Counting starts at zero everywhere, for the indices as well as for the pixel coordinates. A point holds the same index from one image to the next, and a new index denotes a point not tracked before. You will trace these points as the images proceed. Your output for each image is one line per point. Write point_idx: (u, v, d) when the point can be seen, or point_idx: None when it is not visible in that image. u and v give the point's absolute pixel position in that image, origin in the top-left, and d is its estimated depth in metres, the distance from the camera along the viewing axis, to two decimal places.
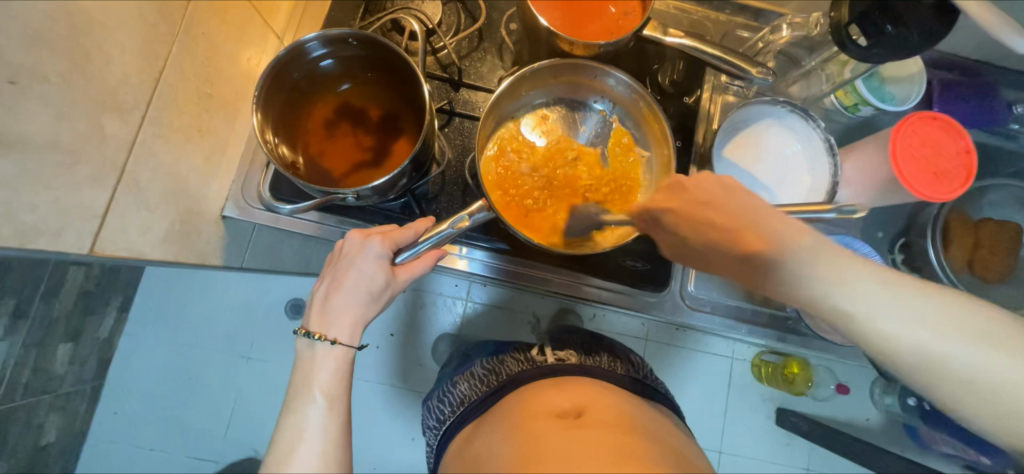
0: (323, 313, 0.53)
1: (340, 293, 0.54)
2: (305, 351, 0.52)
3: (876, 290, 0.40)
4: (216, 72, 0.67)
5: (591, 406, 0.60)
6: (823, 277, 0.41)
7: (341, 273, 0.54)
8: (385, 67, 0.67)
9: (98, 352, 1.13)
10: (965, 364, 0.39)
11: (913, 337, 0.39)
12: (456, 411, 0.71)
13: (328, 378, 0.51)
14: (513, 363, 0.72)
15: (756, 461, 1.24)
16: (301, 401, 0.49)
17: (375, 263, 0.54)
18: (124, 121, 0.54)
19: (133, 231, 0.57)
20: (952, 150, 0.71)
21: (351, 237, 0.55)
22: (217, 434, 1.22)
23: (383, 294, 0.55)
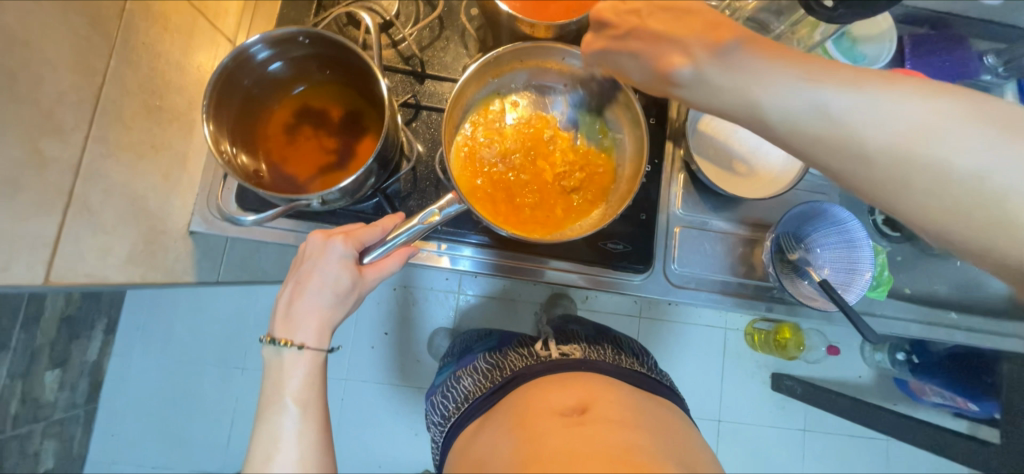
0: (288, 319, 0.52)
1: (305, 296, 0.52)
2: (273, 358, 0.51)
3: (836, 90, 0.38)
4: (164, 83, 0.64)
5: (593, 403, 0.59)
6: (769, 86, 0.40)
7: (305, 276, 0.52)
8: (339, 64, 0.64)
9: (88, 376, 1.12)
10: (940, 149, 0.36)
11: (878, 133, 0.37)
12: (460, 408, 0.70)
13: (299, 385, 0.49)
14: (516, 359, 0.72)
15: (755, 427, 1.26)
16: (274, 410, 0.48)
17: (340, 264, 0.52)
18: (65, 142, 0.51)
19: (90, 256, 0.55)
20: None
21: (313, 238, 0.54)
22: (217, 448, 1.20)
23: (350, 295, 0.54)
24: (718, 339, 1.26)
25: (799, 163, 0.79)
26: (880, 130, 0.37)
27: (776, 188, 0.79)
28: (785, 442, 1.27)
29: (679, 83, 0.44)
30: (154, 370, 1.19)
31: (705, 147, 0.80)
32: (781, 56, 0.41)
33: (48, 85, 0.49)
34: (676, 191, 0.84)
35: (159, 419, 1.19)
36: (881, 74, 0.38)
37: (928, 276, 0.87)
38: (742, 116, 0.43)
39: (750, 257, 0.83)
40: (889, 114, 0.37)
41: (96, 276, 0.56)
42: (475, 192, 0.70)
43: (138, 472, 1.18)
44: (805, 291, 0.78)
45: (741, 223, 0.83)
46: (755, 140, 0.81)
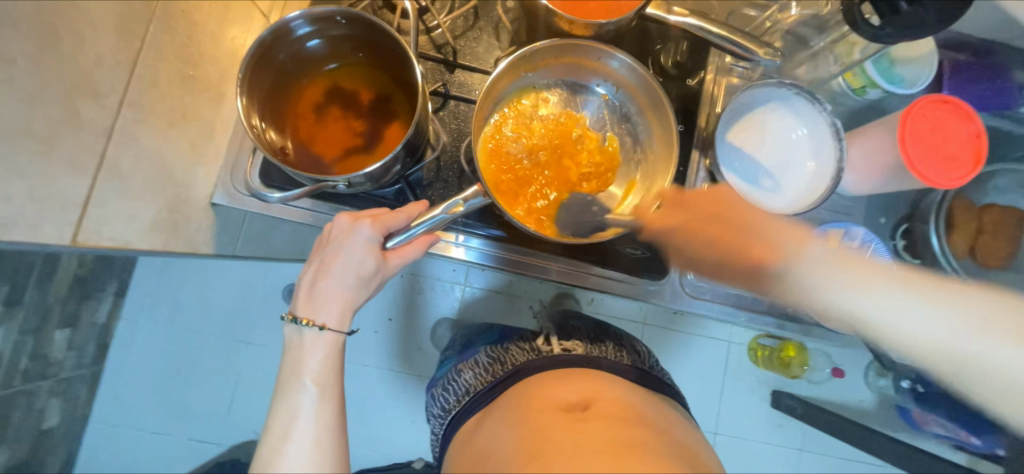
0: (311, 299, 0.52)
1: (327, 278, 0.52)
2: (294, 337, 0.51)
3: (895, 291, 0.48)
4: (198, 53, 0.64)
5: (597, 398, 0.59)
6: (827, 283, 0.52)
7: (330, 257, 0.53)
8: (375, 47, 0.64)
9: (95, 337, 1.14)
10: (974, 352, 0.44)
11: (979, 351, 0.44)
12: (462, 401, 0.70)
13: (318, 365, 0.50)
14: (518, 353, 0.72)
15: (750, 443, 1.26)
16: (292, 388, 0.48)
17: (365, 247, 0.53)
18: (101, 106, 0.51)
19: (118, 220, 0.55)
20: (963, 134, 0.69)
21: (340, 220, 0.54)
22: (217, 419, 1.21)
23: (373, 279, 0.54)
24: (721, 352, 1.25)
25: (826, 182, 0.78)
26: (901, 325, 0.47)
27: (802, 206, 0.78)
28: (779, 461, 1.26)
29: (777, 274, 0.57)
30: (163, 336, 1.21)
31: (732, 157, 0.80)
32: (862, 262, 0.52)
33: (88, 47, 0.50)
34: None
35: (163, 386, 1.21)
36: (947, 288, 0.47)
37: None
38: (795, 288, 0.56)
39: None
40: (946, 323, 0.45)
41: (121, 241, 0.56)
42: (500, 185, 0.69)
43: (138, 436, 1.20)
44: None
45: None
46: (782, 156, 0.80)
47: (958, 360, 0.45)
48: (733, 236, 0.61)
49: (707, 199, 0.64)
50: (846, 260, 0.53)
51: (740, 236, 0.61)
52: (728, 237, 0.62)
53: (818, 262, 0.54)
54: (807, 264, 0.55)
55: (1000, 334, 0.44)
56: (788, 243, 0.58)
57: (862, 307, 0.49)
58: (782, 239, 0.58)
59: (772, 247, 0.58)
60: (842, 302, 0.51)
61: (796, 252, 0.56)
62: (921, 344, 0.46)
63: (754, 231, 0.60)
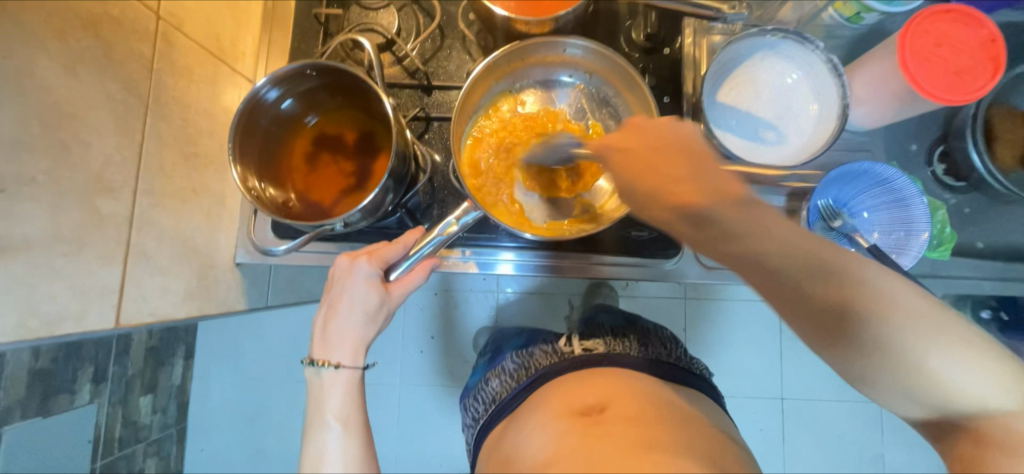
0: (324, 339, 0.55)
1: (338, 318, 0.55)
2: (314, 379, 0.54)
3: (941, 340, 0.40)
4: (196, 131, 0.69)
5: (613, 400, 0.59)
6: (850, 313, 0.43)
7: (335, 298, 0.55)
8: (348, 90, 0.67)
9: (176, 398, 1.26)
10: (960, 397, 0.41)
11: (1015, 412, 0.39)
12: (488, 410, 0.73)
13: (338, 402, 0.53)
14: (541, 357, 0.73)
15: (823, 402, 1.20)
16: (317, 427, 0.52)
17: (366, 284, 0.55)
18: (117, 199, 0.56)
19: (152, 296, 0.61)
20: (974, 42, 0.64)
21: (340, 261, 0.57)
22: (292, 456, 1.29)
23: (380, 313, 0.56)
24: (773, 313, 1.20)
25: (833, 122, 0.74)
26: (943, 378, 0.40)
27: (811, 153, 0.74)
28: (860, 417, 1.19)
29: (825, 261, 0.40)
30: (229, 389, 1.30)
31: (726, 118, 0.76)
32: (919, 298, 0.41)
33: (94, 149, 0.54)
34: None
35: (237, 434, 1.30)
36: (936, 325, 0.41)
37: (1003, 225, 0.78)
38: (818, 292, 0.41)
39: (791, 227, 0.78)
40: (984, 376, 0.40)
41: (157, 314, 0.62)
42: (492, 193, 0.70)
43: None
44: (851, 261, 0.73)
45: (775, 193, 0.78)
46: (781, 105, 0.77)
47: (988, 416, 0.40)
48: (681, 179, 0.44)
49: (648, 141, 0.47)
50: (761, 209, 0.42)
51: (669, 178, 0.44)
52: (773, 261, 0.42)
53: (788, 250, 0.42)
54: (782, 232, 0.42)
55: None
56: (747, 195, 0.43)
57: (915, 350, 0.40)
58: (708, 188, 0.43)
59: (711, 191, 0.43)
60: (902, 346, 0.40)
61: (721, 205, 0.42)
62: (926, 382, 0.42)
63: (688, 167, 0.44)
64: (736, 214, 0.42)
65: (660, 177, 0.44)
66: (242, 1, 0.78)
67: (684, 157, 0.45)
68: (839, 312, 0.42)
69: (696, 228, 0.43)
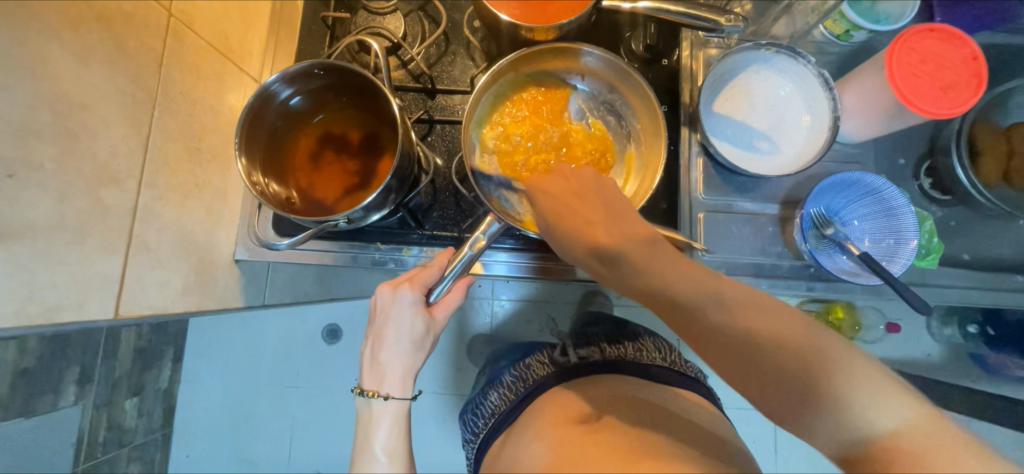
0: (375, 371, 0.55)
1: (386, 349, 0.55)
2: (364, 409, 0.54)
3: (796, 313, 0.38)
4: (201, 127, 0.70)
5: (609, 407, 0.60)
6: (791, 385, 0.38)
7: (381, 329, 0.56)
8: (354, 90, 0.68)
9: (162, 402, 1.24)
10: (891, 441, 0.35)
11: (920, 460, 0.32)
12: (488, 425, 0.73)
13: (387, 435, 0.53)
14: (538, 367, 0.73)
15: None
16: (365, 461, 0.51)
17: (412, 311, 0.56)
18: (122, 190, 0.56)
19: (151, 289, 0.61)
20: (958, 59, 0.67)
21: (382, 291, 0.57)
22: (280, 463, 1.27)
23: (426, 338, 0.57)
24: None
25: (824, 133, 0.76)
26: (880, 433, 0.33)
27: (803, 162, 0.76)
28: None
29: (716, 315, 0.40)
30: (216, 393, 1.28)
31: (723, 127, 0.79)
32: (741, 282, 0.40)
33: (101, 140, 0.54)
34: (696, 176, 0.82)
35: (224, 439, 1.27)
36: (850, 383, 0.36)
37: (987, 238, 0.80)
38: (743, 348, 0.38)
39: (784, 235, 0.80)
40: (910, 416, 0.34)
41: (156, 307, 0.62)
42: (502, 194, 0.72)
43: None
44: (843, 268, 0.75)
45: (769, 202, 0.81)
46: (774, 116, 0.79)
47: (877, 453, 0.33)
48: (595, 222, 0.49)
49: (562, 195, 0.53)
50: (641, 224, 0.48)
51: (607, 225, 0.48)
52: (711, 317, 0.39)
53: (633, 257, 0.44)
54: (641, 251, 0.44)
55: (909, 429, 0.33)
56: (632, 225, 0.47)
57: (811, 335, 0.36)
58: (623, 228, 0.47)
59: (622, 233, 0.46)
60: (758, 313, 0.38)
61: (622, 237, 0.46)
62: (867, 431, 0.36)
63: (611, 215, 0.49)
64: (646, 253, 0.44)
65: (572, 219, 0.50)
66: (250, 4, 0.80)
67: (596, 197, 0.51)
68: (804, 381, 0.35)
69: (609, 266, 0.46)
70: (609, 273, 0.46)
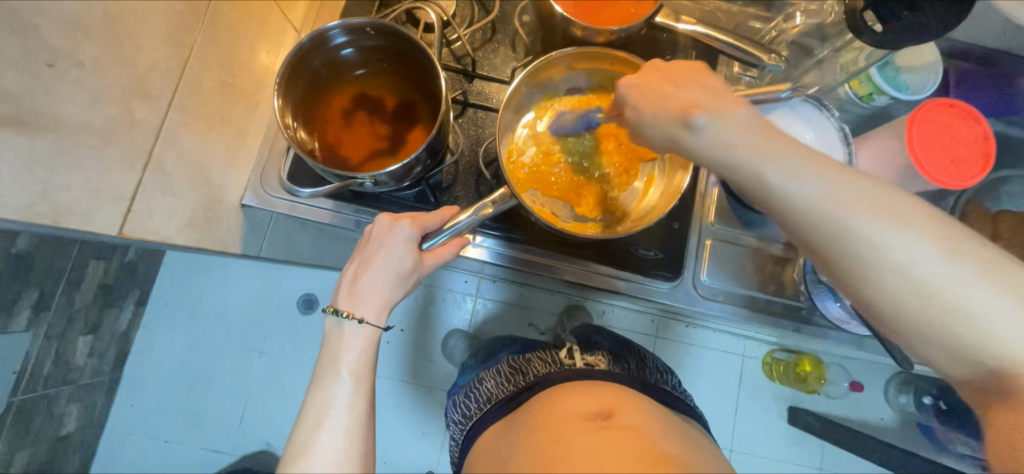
0: (352, 292, 0.53)
1: (369, 274, 0.54)
2: (333, 329, 0.53)
3: (811, 167, 0.39)
4: (238, 63, 0.69)
5: (618, 409, 0.60)
6: (855, 219, 0.37)
7: (371, 254, 0.55)
8: (402, 57, 0.68)
9: (116, 345, 1.12)
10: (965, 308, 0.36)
11: (994, 316, 0.35)
12: (483, 408, 0.72)
13: (355, 357, 0.51)
14: (539, 365, 0.73)
15: (769, 462, 1.22)
16: (328, 378, 0.50)
17: (404, 246, 0.55)
18: (152, 107, 0.56)
19: (158, 215, 0.59)
20: (970, 137, 0.71)
21: (381, 220, 0.56)
22: (230, 427, 1.22)
23: (410, 277, 0.56)
24: (735, 366, 1.23)
25: None
26: (931, 274, 0.36)
27: None
28: None
29: (692, 129, 0.42)
30: (180, 344, 1.23)
31: None
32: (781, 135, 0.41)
33: (143, 53, 0.54)
34: (709, 205, 0.84)
35: (177, 395, 1.22)
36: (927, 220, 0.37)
37: None
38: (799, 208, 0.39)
39: (780, 275, 0.83)
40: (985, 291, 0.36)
41: (159, 234, 0.60)
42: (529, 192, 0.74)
43: (151, 445, 1.21)
44: (835, 315, 0.77)
45: (774, 240, 0.83)
46: None
47: (941, 311, 0.36)
48: (676, 91, 0.44)
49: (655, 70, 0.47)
50: (756, 126, 0.41)
51: (686, 92, 0.44)
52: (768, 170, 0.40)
53: (740, 144, 0.41)
54: (723, 126, 0.41)
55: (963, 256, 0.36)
56: (718, 105, 0.42)
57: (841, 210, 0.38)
58: (711, 101, 0.43)
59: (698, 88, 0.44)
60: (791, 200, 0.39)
61: (718, 107, 0.42)
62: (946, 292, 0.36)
63: (704, 94, 0.44)
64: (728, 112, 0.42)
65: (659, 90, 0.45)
66: None
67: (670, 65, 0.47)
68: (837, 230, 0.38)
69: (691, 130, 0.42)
70: (690, 140, 0.43)
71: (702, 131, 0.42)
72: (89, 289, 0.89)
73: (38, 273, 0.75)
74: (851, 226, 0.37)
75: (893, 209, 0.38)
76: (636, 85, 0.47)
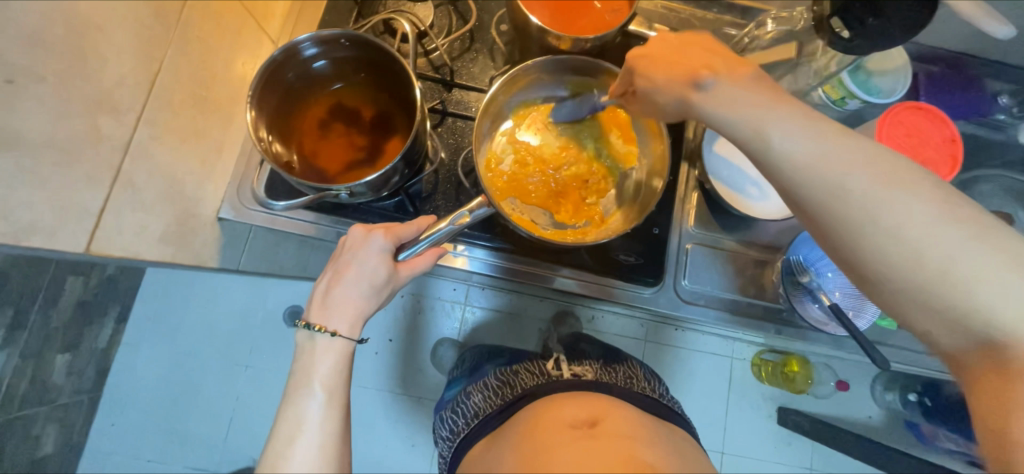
0: (324, 306, 0.53)
1: (341, 286, 0.54)
2: (305, 343, 0.52)
3: (829, 141, 0.40)
4: (212, 76, 0.69)
5: (604, 418, 0.60)
6: (850, 182, 0.39)
7: (343, 267, 0.54)
8: (377, 67, 0.68)
9: (96, 362, 1.09)
10: (966, 277, 0.35)
11: (1000, 286, 0.35)
12: (470, 424, 0.71)
13: (328, 371, 0.50)
14: (526, 376, 0.72)
15: (760, 463, 1.23)
16: (300, 393, 0.49)
17: (379, 257, 0.55)
18: (119, 121, 0.56)
19: (128, 231, 0.58)
20: (938, 139, 0.73)
21: (354, 231, 0.56)
22: (216, 443, 1.20)
23: (385, 289, 0.56)
24: (723, 368, 1.24)
25: None
26: (926, 238, 0.36)
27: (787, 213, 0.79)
28: None
29: (702, 89, 0.44)
30: (162, 360, 1.20)
31: (719, 168, 0.81)
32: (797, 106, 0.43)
33: (109, 69, 0.54)
34: (690, 210, 0.85)
35: (159, 413, 1.19)
36: (928, 187, 0.38)
37: None
38: (787, 168, 0.41)
39: (760, 278, 0.84)
40: (987, 262, 0.35)
41: (129, 251, 0.59)
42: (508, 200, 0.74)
43: (133, 464, 1.18)
44: (814, 316, 0.78)
45: (753, 243, 0.84)
46: None
47: (962, 295, 0.35)
48: (687, 55, 0.46)
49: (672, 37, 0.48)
50: (766, 90, 0.43)
51: (696, 56, 0.45)
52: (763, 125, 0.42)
53: (744, 104, 0.42)
54: (730, 87, 0.43)
55: (987, 242, 0.36)
56: (728, 65, 0.45)
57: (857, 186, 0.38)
58: (722, 61, 0.45)
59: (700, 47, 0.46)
60: (805, 174, 0.40)
61: (728, 68, 0.44)
62: (940, 259, 0.36)
63: (713, 55, 0.45)
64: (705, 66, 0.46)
65: (668, 58, 0.47)
66: None
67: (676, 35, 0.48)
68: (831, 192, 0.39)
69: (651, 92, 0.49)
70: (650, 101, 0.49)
71: (710, 93, 0.44)
72: (66, 307, 0.87)
73: (13, 292, 0.73)
74: (845, 187, 0.39)
75: (893, 175, 0.38)
76: (644, 63, 0.49)
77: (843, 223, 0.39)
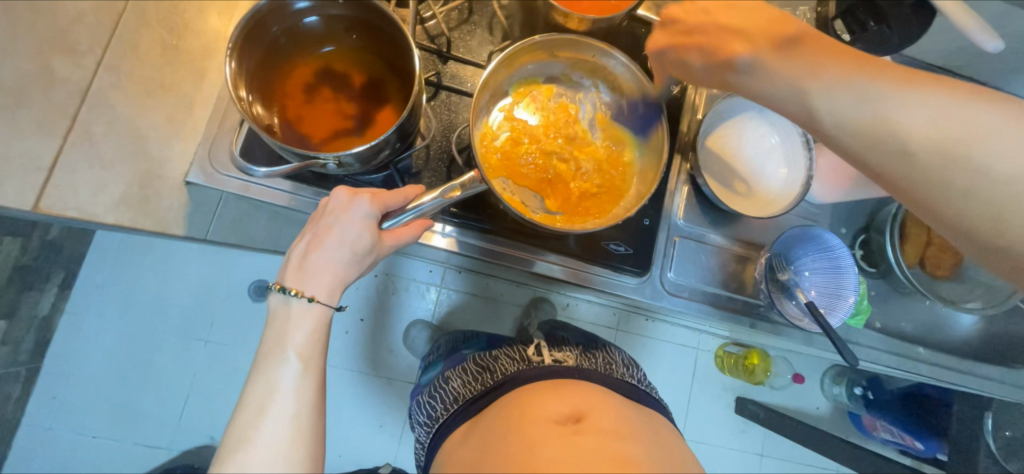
0: (300, 270, 0.50)
1: (320, 250, 0.51)
2: (280, 307, 0.49)
3: (836, 77, 0.45)
4: (185, 26, 0.68)
5: (590, 412, 0.59)
6: (867, 112, 0.44)
7: (324, 229, 0.51)
8: (372, 30, 0.63)
9: (36, 332, 0.99)
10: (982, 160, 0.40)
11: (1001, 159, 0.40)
12: (450, 408, 0.69)
13: (303, 338, 0.48)
14: (507, 362, 0.71)
15: (718, 449, 1.28)
16: (272, 362, 0.46)
17: (362, 223, 0.51)
18: (78, 64, 0.57)
19: (84, 189, 0.57)
20: None
21: (338, 194, 0.52)
22: (170, 421, 1.13)
23: (368, 256, 0.53)
24: (688, 359, 1.27)
25: (797, 188, 0.79)
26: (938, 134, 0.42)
27: (776, 209, 0.78)
28: (742, 467, 1.28)
29: (737, 70, 0.50)
30: (113, 332, 1.11)
31: (710, 163, 0.81)
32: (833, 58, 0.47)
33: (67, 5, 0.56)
34: (679, 202, 0.85)
35: (107, 388, 1.11)
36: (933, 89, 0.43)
37: (899, 312, 0.86)
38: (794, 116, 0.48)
39: (741, 274, 0.86)
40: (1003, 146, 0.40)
41: (84, 211, 0.57)
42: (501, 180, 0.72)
43: (76, 441, 1.09)
44: (791, 311, 0.80)
45: (735, 239, 0.86)
46: (760, 160, 0.80)
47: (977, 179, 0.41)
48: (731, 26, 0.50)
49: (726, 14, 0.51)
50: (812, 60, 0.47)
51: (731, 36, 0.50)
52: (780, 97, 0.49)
53: (785, 77, 0.48)
54: (765, 67, 0.48)
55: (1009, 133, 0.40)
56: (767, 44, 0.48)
57: (867, 106, 0.44)
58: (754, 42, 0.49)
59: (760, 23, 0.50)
60: (825, 112, 0.46)
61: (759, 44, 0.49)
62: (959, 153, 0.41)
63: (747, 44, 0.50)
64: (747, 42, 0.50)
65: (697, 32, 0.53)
66: None
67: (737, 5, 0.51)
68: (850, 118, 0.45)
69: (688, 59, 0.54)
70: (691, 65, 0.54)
71: (746, 70, 0.50)
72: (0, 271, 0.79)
73: None
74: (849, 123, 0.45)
75: (902, 87, 0.44)
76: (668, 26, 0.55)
77: (862, 135, 0.45)
